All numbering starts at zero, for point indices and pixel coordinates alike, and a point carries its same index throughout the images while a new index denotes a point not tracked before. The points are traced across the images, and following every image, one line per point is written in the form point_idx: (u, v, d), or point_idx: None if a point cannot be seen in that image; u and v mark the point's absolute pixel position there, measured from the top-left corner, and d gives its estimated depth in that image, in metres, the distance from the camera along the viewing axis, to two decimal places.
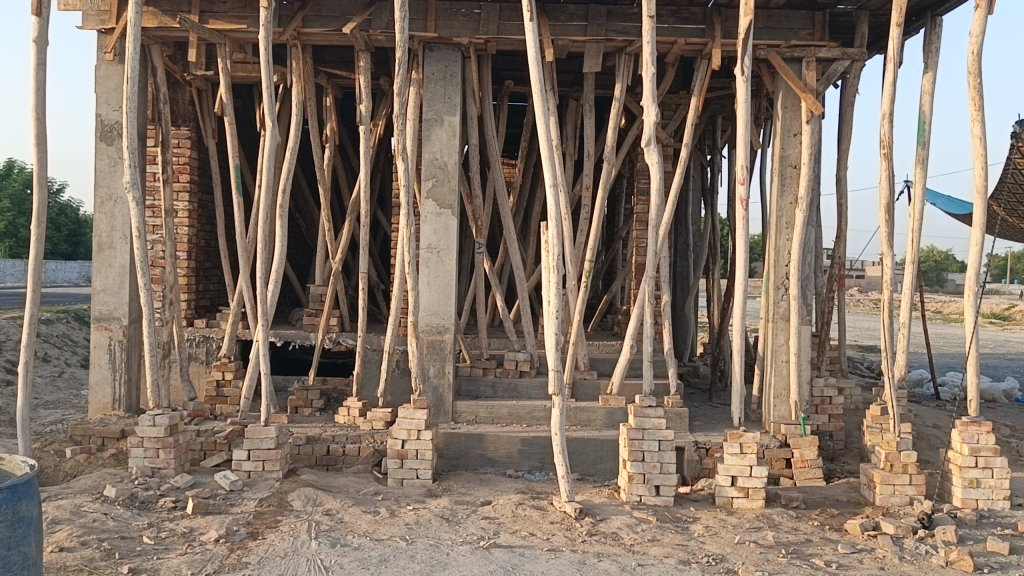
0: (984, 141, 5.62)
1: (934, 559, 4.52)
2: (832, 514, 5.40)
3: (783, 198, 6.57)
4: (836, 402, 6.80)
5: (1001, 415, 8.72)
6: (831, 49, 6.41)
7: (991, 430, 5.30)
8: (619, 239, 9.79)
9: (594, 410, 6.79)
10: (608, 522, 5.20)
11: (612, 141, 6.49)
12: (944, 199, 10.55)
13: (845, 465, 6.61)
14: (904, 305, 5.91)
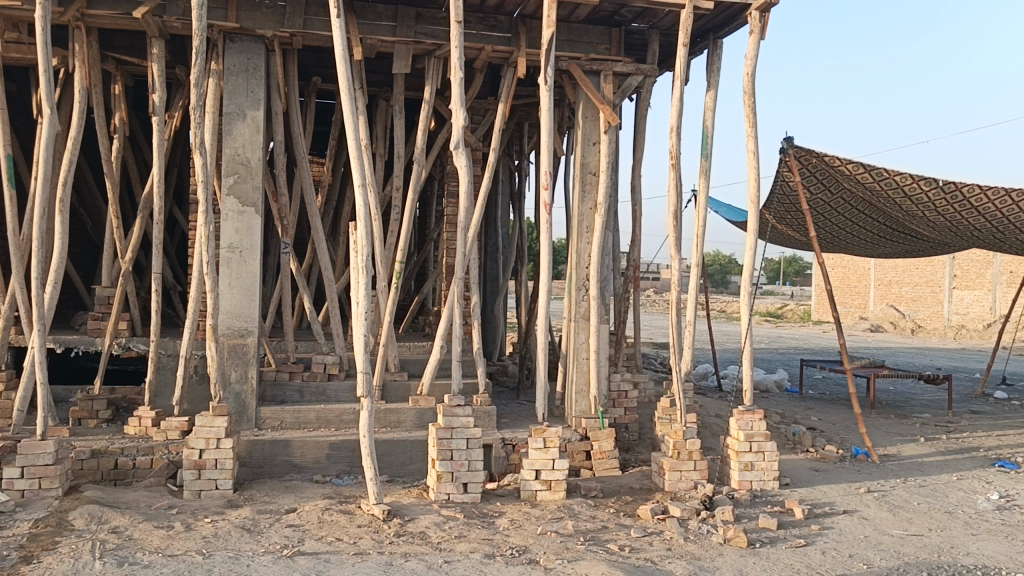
0: (756, 155, 6.22)
1: (714, 537, 4.92)
2: (626, 501, 5.75)
3: (584, 204, 6.90)
4: (631, 396, 7.24)
5: (773, 404, 9.62)
6: (626, 64, 6.80)
7: (763, 417, 5.86)
8: (430, 240, 9.83)
9: (404, 412, 6.78)
10: (416, 522, 5.23)
11: (421, 143, 6.50)
12: (724, 207, 11.39)
13: (639, 455, 7.05)
14: (691, 304, 6.37)
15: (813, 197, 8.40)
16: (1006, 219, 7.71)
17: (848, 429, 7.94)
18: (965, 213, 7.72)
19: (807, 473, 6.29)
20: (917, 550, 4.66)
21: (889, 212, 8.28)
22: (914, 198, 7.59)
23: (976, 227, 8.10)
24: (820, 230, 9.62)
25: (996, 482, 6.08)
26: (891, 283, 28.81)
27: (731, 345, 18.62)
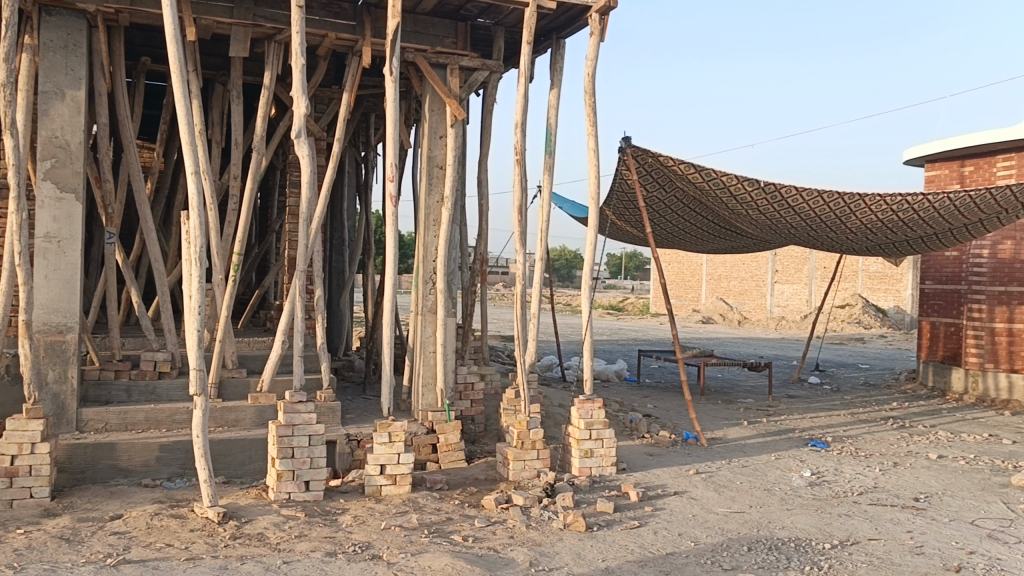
0: (597, 153, 6.44)
1: (554, 523, 5.05)
2: (471, 492, 5.80)
3: (430, 197, 6.88)
4: (477, 388, 7.31)
5: (613, 392, 10.01)
6: (472, 59, 6.84)
7: (602, 405, 6.09)
8: (273, 232, 9.50)
9: (242, 410, 6.53)
10: (254, 523, 5.05)
11: (261, 130, 6.26)
12: (568, 204, 11.67)
13: (484, 446, 7.13)
14: (535, 297, 6.51)
15: (649, 195, 8.79)
16: (818, 219, 8.38)
17: (681, 415, 8.39)
18: (783, 212, 8.32)
19: (642, 458, 6.59)
20: (739, 526, 4.99)
21: (717, 210, 8.80)
22: (740, 199, 8.10)
23: (793, 226, 8.75)
24: (656, 226, 10.08)
25: (809, 460, 6.61)
26: (722, 277, 30.67)
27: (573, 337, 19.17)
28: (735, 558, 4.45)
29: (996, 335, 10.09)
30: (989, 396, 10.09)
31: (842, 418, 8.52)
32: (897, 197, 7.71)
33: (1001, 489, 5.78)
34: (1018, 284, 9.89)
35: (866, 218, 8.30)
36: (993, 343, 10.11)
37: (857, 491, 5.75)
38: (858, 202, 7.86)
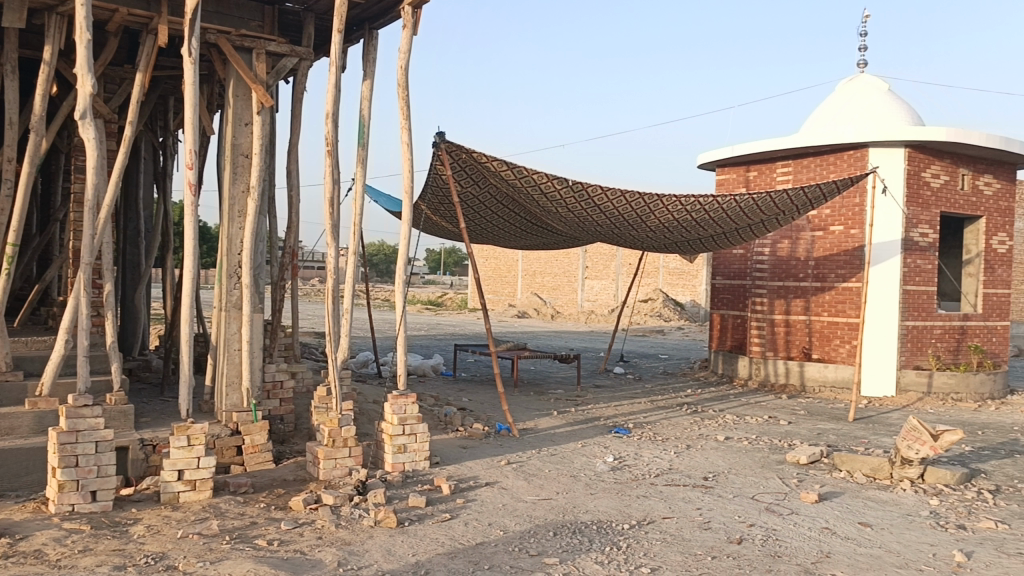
0: (410, 147, 6.42)
1: (364, 521, 4.98)
2: (278, 494, 5.60)
3: (235, 187, 6.55)
4: (286, 387, 7.07)
5: (429, 387, 10.02)
6: (279, 45, 6.58)
7: (415, 400, 6.09)
8: (56, 221, 8.68)
9: (18, 416, 5.91)
10: (30, 540, 4.59)
11: (39, 109, 5.69)
12: (383, 197, 11.52)
13: (293, 446, 6.91)
14: (347, 292, 6.38)
15: (463, 190, 8.86)
16: (622, 217, 8.81)
17: (494, 407, 8.56)
18: (590, 210, 8.67)
19: (455, 450, 6.64)
20: (546, 513, 5.16)
21: (529, 207, 9.03)
22: (550, 196, 8.35)
23: (599, 224, 9.16)
24: (470, 221, 10.18)
25: (612, 446, 6.95)
26: (536, 274, 31.57)
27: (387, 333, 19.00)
28: (542, 544, 4.59)
29: (775, 326, 11.10)
30: (770, 381, 11.09)
31: (644, 405, 9.03)
32: (691, 198, 8.27)
33: (778, 465, 6.36)
34: (794, 280, 10.93)
35: (664, 218, 8.83)
36: (773, 333, 11.12)
37: (654, 473, 6.12)
38: (657, 202, 8.34)
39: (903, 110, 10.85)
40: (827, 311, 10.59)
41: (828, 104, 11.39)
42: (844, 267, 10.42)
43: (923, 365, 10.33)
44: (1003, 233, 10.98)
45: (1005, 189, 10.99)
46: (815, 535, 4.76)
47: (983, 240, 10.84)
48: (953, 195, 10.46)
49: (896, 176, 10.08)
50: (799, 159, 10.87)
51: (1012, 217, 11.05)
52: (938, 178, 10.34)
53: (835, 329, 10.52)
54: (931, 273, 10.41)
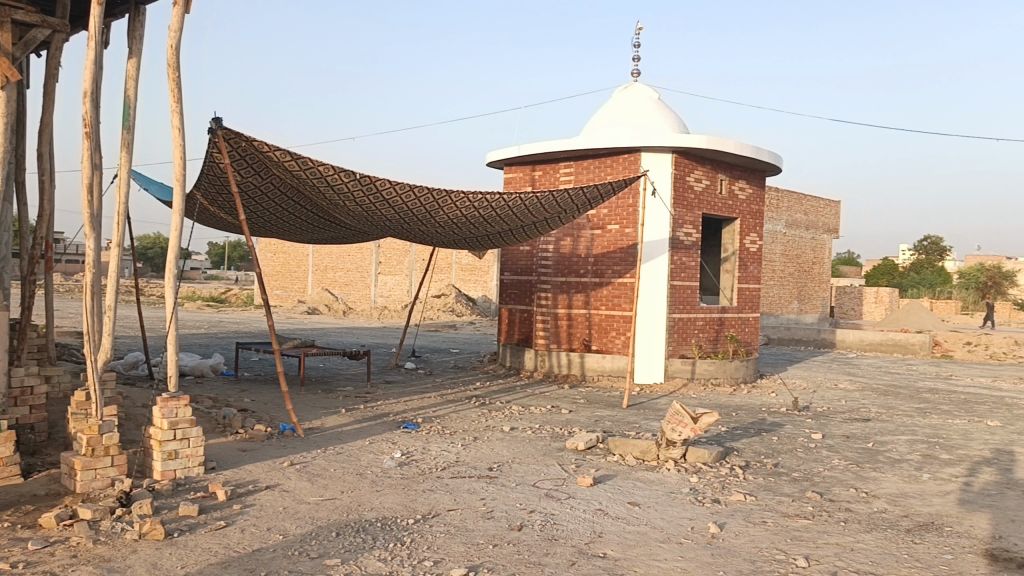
0: (181, 133, 6.01)
1: (128, 534, 4.60)
2: (25, 512, 5.04)
3: None
4: (38, 393, 6.38)
5: (207, 388, 9.46)
6: (28, 13, 5.91)
7: (187, 403, 5.74)
8: None
9: None
10: None
11: None
12: (154, 185, 10.71)
13: (46, 458, 6.25)
14: (109, 288, 5.86)
15: (243, 180, 8.44)
16: (410, 212, 8.80)
17: (277, 407, 8.25)
18: (378, 204, 8.58)
19: (234, 454, 6.33)
20: (329, 513, 5.05)
21: (315, 200, 8.78)
22: (337, 189, 8.16)
23: (388, 218, 9.09)
24: (252, 213, 9.73)
25: (399, 442, 6.94)
26: (327, 268, 30.83)
27: (162, 330, 17.74)
28: (323, 546, 4.48)
29: (558, 319, 11.60)
30: (554, 371, 11.57)
31: (433, 400, 9.10)
32: (478, 195, 8.43)
33: (558, 453, 6.65)
34: (575, 275, 11.47)
35: (452, 213, 8.93)
36: (557, 326, 11.62)
37: (440, 467, 6.17)
38: (445, 198, 8.42)
39: (670, 118, 11.72)
40: (605, 305, 11.21)
41: (605, 109, 12.05)
42: (620, 264, 11.09)
43: (687, 354, 11.24)
44: (754, 234, 12.19)
45: (756, 194, 12.19)
46: (589, 517, 5.02)
47: (738, 240, 11.96)
48: (713, 198, 11.46)
49: (664, 179, 10.86)
50: (580, 160, 11.42)
51: (761, 219, 12.29)
52: (700, 183, 11.27)
53: (612, 321, 11.16)
54: (694, 269, 11.33)
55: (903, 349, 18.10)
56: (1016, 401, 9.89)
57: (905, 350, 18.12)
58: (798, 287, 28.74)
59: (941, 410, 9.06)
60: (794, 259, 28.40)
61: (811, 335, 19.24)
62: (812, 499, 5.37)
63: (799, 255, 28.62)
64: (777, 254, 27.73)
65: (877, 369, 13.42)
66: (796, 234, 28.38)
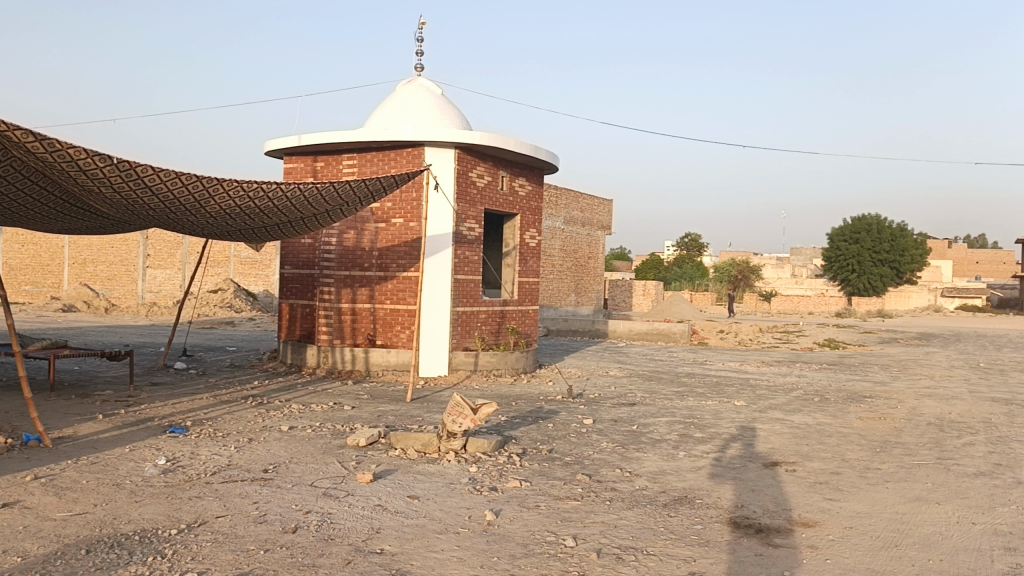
0: None
1: None
2: None
3: None
4: None
5: None
6: None
7: None
8: None
9: None
10: None
11: None
12: None
13: None
14: None
15: None
16: (178, 201, 8.23)
17: (20, 416, 7.38)
18: (141, 192, 7.94)
19: None
20: (79, 530, 4.60)
21: (66, 186, 7.96)
22: (91, 175, 7.44)
23: (153, 207, 8.44)
24: None
25: (164, 448, 6.47)
26: (86, 262, 28.13)
27: None
28: (69, 566, 4.07)
29: (342, 314, 11.38)
30: (337, 368, 11.33)
31: (204, 401, 8.57)
32: (253, 185, 8.05)
33: (338, 450, 6.52)
34: (359, 269, 11.30)
35: (225, 203, 8.46)
36: (340, 321, 11.38)
37: (209, 472, 5.83)
38: (216, 187, 7.95)
39: (452, 115, 11.88)
40: (389, 299, 11.14)
41: (388, 103, 11.96)
42: (404, 258, 11.07)
43: (470, 347, 11.46)
44: (534, 229, 12.65)
45: (535, 191, 12.65)
46: (368, 513, 4.96)
47: (518, 235, 12.35)
48: (495, 194, 11.76)
49: (447, 174, 10.98)
50: (363, 152, 11.27)
51: (540, 216, 12.77)
52: (482, 179, 11.51)
53: (397, 316, 11.12)
54: (477, 263, 11.56)
55: (666, 337, 19.64)
56: (758, 382, 11.06)
57: (668, 338, 19.67)
58: (575, 280, 30.27)
59: (696, 392, 9.92)
60: (571, 254, 29.88)
61: (586, 326, 20.34)
62: (582, 481, 5.66)
63: (576, 251, 30.15)
64: (556, 250, 29.04)
65: (644, 357, 14.45)
66: (573, 230, 29.88)
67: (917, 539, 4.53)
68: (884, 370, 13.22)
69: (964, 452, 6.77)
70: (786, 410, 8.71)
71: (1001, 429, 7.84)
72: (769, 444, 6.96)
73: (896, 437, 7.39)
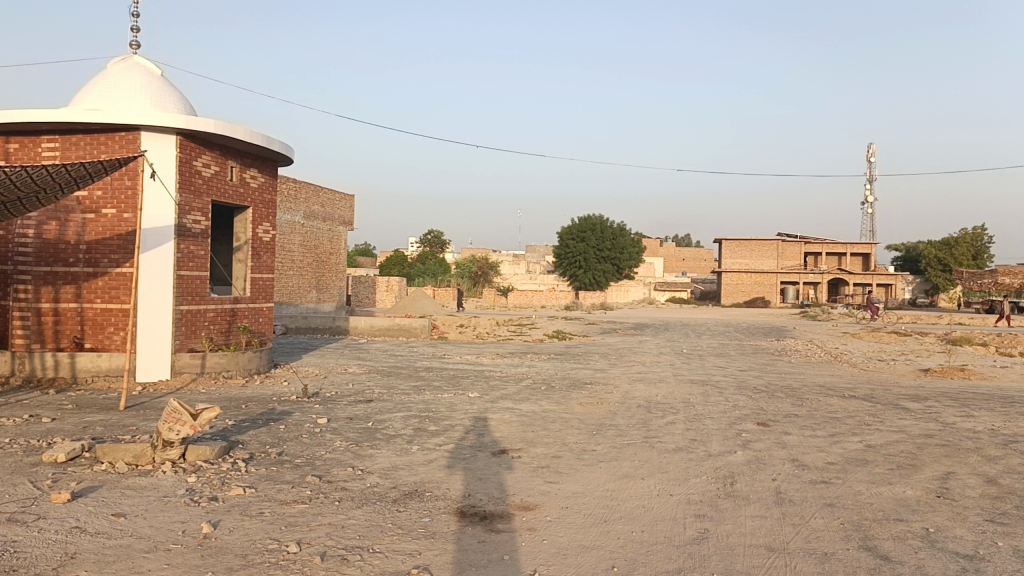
0: None
1: None
2: None
3: None
4: None
5: None
6: None
7: None
8: None
9: None
10: None
11: None
12: None
13: None
14: None
15: None
16: None
17: None
18: None
19: None
20: None
21: None
22: None
23: None
24: None
25: None
26: None
27: None
28: None
29: (41, 315, 10.11)
30: (36, 375, 10.07)
31: None
32: None
33: (31, 468, 5.77)
34: (62, 264, 10.12)
35: None
36: (39, 323, 10.11)
37: None
38: None
39: (173, 99, 11.01)
40: (101, 297, 10.12)
41: (96, 81, 10.81)
42: (117, 252, 10.10)
43: (196, 348, 10.72)
44: (268, 223, 12.09)
45: (267, 184, 12.10)
46: (62, 537, 4.42)
47: (250, 229, 11.75)
48: (223, 185, 11.08)
49: (167, 162, 10.17)
50: (67, 135, 10.12)
51: (273, 209, 12.24)
52: (208, 168, 10.80)
53: (109, 316, 10.12)
54: (203, 258, 10.83)
55: (407, 332, 19.78)
56: (492, 374, 11.49)
57: (408, 333, 19.82)
58: (317, 276, 29.56)
59: (433, 386, 10.08)
60: (312, 249, 29.11)
61: (326, 323, 19.89)
62: (311, 483, 5.48)
63: (317, 246, 29.44)
64: (296, 245, 28.15)
65: (383, 353, 14.43)
66: (314, 225, 29.15)
67: (623, 513, 4.91)
68: (604, 359, 14.34)
69: (666, 430, 7.50)
70: (516, 399, 9.12)
71: (697, 408, 8.80)
72: (499, 433, 7.23)
73: (610, 420, 8.02)
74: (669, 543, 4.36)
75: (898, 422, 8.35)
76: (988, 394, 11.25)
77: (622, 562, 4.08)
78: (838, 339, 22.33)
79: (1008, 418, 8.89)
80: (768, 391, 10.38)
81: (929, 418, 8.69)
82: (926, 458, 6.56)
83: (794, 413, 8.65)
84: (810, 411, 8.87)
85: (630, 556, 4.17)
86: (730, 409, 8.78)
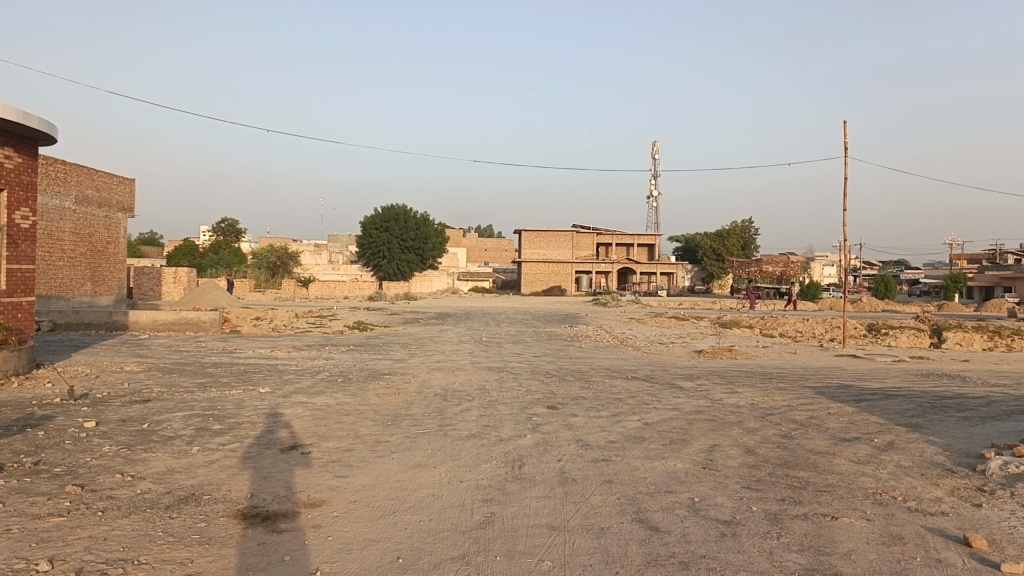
0: None
1: None
2: None
3: None
4: None
5: None
6: None
7: None
8: None
9: None
10: None
11: None
12: None
13: None
14: None
15: None
16: None
17: None
18: None
19: None
20: None
21: None
22: None
23: None
24: None
25: None
26: None
27: None
28: None
29: None
30: None
31: None
32: None
33: None
34: None
35: None
36: None
37: None
38: None
39: None
40: None
41: None
42: None
43: None
44: (26, 208, 10.91)
45: (26, 164, 10.90)
46: None
47: (5, 214, 10.54)
48: None
49: None
50: None
51: (33, 193, 11.06)
52: None
53: None
54: None
55: (195, 326, 18.67)
56: (285, 367, 11.10)
57: (196, 327, 18.69)
58: (92, 267, 27.18)
59: (220, 382, 9.57)
60: (85, 237, 26.68)
61: (102, 318, 18.28)
62: (71, 494, 4.99)
63: (92, 234, 27.05)
64: (67, 233, 25.73)
65: (167, 348, 13.50)
66: (88, 211, 26.74)
67: (412, 503, 4.88)
68: (403, 348, 14.31)
69: (460, 417, 7.58)
70: (309, 393, 8.86)
71: (491, 395, 8.98)
72: (289, 428, 6.97)
73: (406, 410, 7.99)
74: (456, 530, 4.38)
75: (673, 400, 8.97)
76: (750, 372, 12.41)
77: (407, 552, 4.05)
78: (625, 324, 23.76)
79: (765, 393, 9.85)
80: (558, 376, 10.78)
81: (699, 395, 9.42)
82: (695, 433, 7.09)
83: (582, 396, 9.04)
84: (596, 393, 9.32)
85: (416, 546, 4.14)
86: (523, 394, 9.04)
